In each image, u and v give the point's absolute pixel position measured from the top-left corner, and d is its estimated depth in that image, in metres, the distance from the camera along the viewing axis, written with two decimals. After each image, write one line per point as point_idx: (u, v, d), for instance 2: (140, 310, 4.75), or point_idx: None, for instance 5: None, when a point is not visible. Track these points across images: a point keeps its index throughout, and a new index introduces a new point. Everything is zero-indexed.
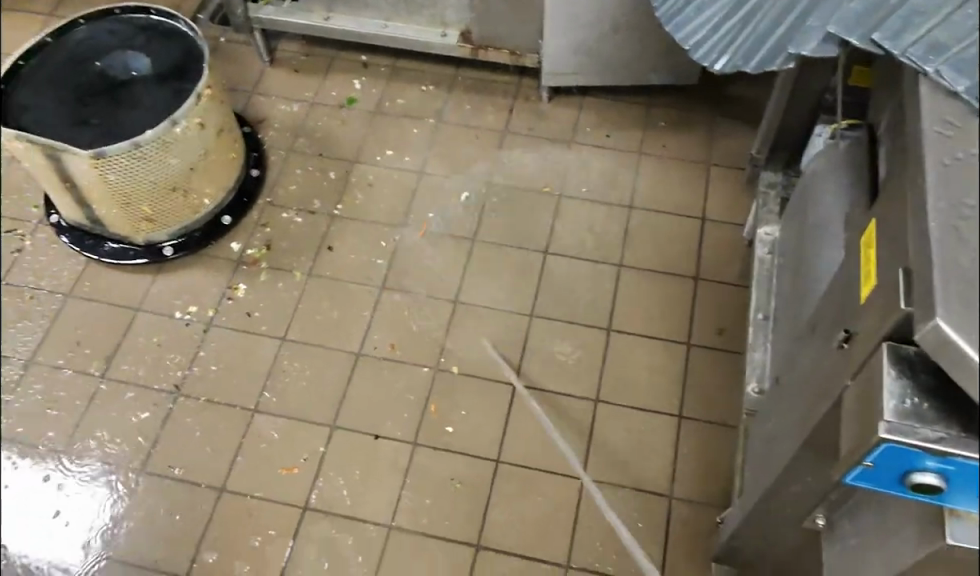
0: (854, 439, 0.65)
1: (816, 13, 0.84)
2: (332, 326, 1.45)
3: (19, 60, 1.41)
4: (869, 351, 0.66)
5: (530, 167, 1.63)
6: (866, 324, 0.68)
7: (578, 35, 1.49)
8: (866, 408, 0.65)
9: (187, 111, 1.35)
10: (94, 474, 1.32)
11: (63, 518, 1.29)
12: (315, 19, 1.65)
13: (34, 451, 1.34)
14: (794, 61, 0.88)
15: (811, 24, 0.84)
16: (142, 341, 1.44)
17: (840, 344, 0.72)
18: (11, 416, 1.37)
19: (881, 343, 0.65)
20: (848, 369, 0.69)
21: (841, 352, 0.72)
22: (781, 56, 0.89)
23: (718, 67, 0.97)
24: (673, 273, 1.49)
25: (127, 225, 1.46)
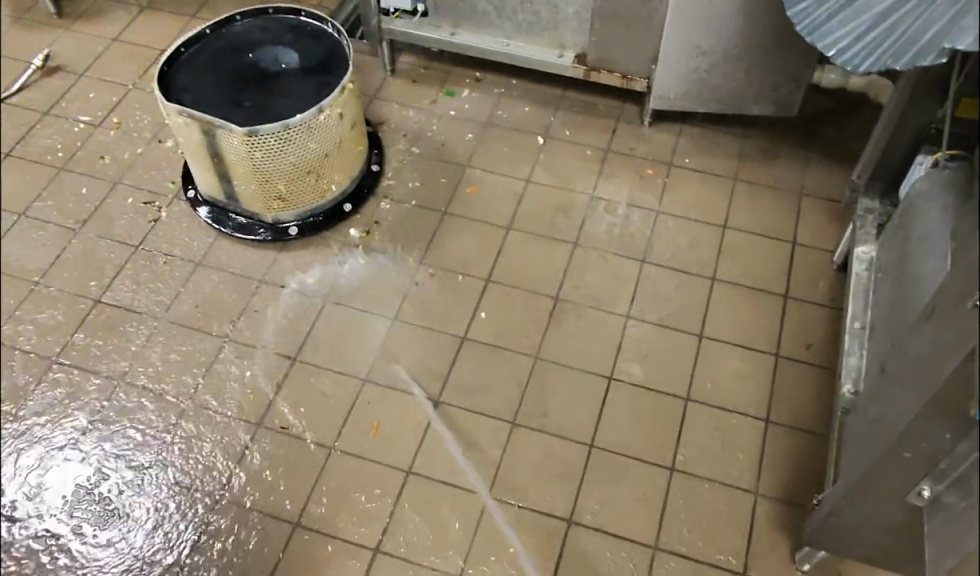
0: None
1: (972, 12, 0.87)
2: (440, 311, 1.55)
3: (181, 47, 1.57)
4: None
5: (630, 183, 1.74)
6: None
7: (689, 63, 1.61)
8: None
9: (332, 101, 1.48)
10: (214, 426, 1.43)
11: (181, 460, 1.40)
12: (442, 34, 1.79)
13: (161, 401, 1.46)
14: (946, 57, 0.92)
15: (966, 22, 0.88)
16: (264, 310, 1.56)
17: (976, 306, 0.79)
18: (142, 365, 1.50)
19: None
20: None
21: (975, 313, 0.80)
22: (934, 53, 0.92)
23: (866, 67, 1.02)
24: (763, 289, 1.57)
25: (261, 203, 1.59)
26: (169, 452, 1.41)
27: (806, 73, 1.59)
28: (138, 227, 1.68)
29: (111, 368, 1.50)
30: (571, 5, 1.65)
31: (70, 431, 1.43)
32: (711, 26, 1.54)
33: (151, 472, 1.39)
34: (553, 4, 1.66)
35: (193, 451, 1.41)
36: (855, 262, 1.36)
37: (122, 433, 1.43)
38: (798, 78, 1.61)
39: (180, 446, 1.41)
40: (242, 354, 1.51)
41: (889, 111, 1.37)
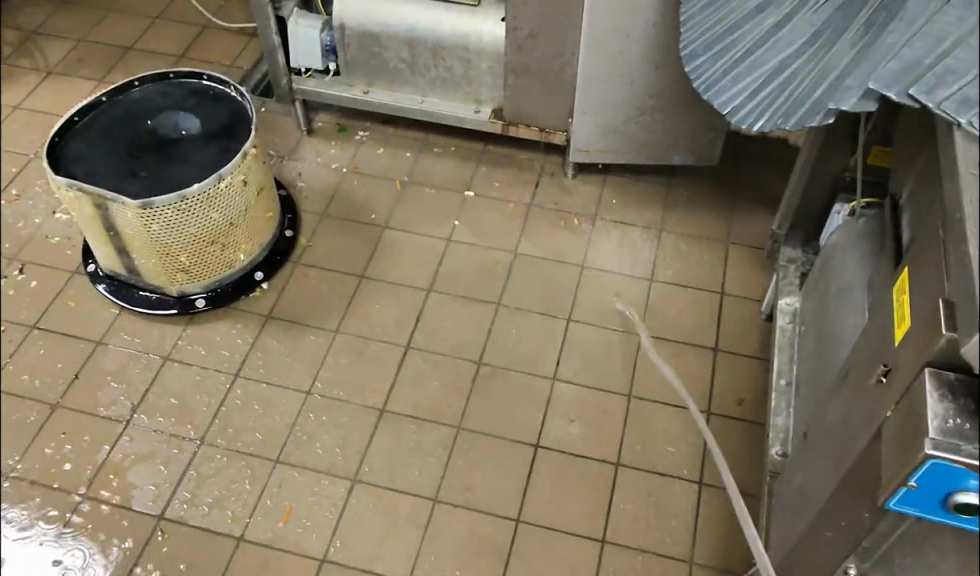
0: (897, 461, 0.67)
1: (855, 73, 0.81)
2: (358, 382, 1.47)
3: (74, 116, 1.50)
4: (912, 377, 0.69)
5: (555, 239, 1.69)
6: (904, 359, 0.71)
7: (605, 115, 1.58)
8: (909, 428, 0.67)
9: (233, 168, 1.41)
10: (106, 522, 1.31)
11: (62, 564, 1.26)
12: (355, 92, 1.74)
13: (46, 498, 1.33)
14: (833, 119, 0.83)
15: (850, 82, 0.81)
16: (168, 390, 1.45)
17: (880, 378, 0.75)
18: (27, 455, 1.37)
19: (923, 368, 0.67)
20: (887, 403, 0.72)
21: (880, 386, 0.75)
22: (820, 113, 0.84)
23: (754, 127, 0.93)
24: (693, 344, 1.53)
25: (163, 276, 1.50)
26: (48, 558, 1.27)
27: (723, 122, 1.57)
28: (34, 305, 1.57)
29: None
30: (484, 60, 1.62)
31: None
32: (625, 77, 1.51)
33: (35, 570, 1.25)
34: (466, 59, 1.63)
35: (86, 546, 1.28)
36: (779, 314, 1.31)
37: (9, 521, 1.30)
38: (714, 127, 1.59)
39: (68, 548, 1.28)
40: (143, 437, 1.39)
41: (803, 159, 1.34)
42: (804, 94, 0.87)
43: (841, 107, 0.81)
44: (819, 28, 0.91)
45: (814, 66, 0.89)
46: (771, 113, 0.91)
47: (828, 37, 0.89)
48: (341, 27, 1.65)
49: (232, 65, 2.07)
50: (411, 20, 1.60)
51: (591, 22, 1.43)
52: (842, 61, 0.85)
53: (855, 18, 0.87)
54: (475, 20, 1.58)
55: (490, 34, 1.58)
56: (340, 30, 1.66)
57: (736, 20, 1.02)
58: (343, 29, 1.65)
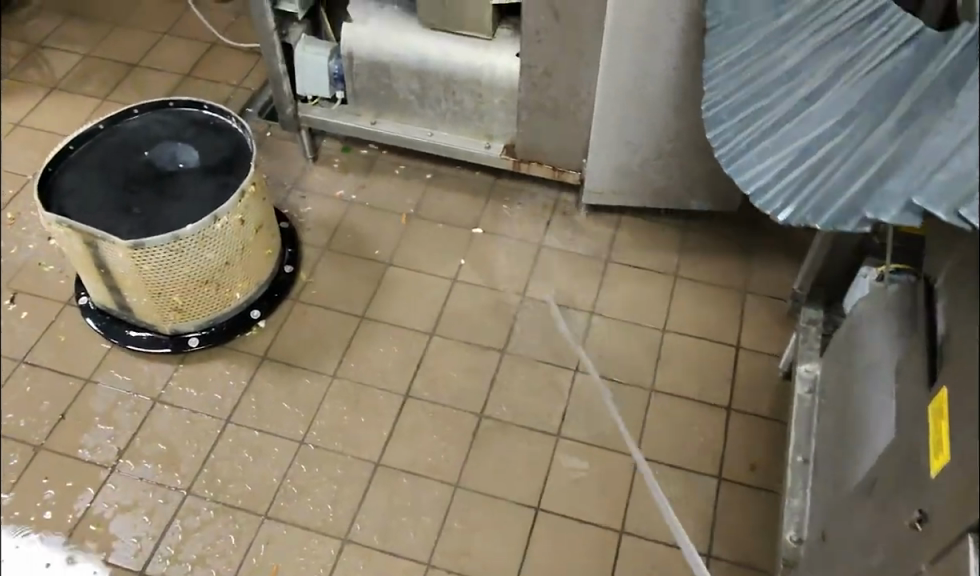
0: None
1: (898, 176, 0.74)
2: (354, 432, 1.40)
3: (69, 145, 1.45)
4: (952, 540, 0.65)
5: (564, 283, 1.62)
6: (941, 512, 0.67)
7: (621, 158, 1.51)
8: None
9: (230, 207, 1.35)
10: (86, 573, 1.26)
11: None
12: (362, 122, 1.67)
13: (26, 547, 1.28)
14: (870, 226, 0.76)
15: (892, 186, 0.74)
16: (157, 436, 1.40)
17: (915, 524, 0.71)
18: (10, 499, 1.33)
19: (966, 535, 0.64)
20: (925, 555, 0.69)
21: (915, 531, 0.71)
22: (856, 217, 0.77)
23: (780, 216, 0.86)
24: (705, 401, 1.46)
25: (155, 315, 1.44)
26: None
27: None
28: (26, 338, 1.52)
29: None
30: (497, 95, 1.55)
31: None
32: (642, 119, 1.44)
33: None
34: (477, 93, 1.56)
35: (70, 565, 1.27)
36: (798, 382, 1.23)
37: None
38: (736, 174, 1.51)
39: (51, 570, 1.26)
40: (128, 485, 1.34)
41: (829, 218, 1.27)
42: (840, 184, 0.80)
43: (880, 215, 0.74)
44: (857, 103, 0.83)
45: (850, 151, 0.81)
46: (802, 197, 0.84)
47: (866, 115, 0.82)
48: (349, 55, 1.59)
49: (238, 85, 2.00)
50: (421, 51, 1.53)
51: (607, 61, 1.36)
52: (882, 153, 0.78)
53: (896, 102, 0.79)
54: (489, 53, 1.51)
55: (503, 69, 1.51)
56: (349, 59, 1.59)
57: (764, 84, 0.95)
58: (351, 58, 1.59)
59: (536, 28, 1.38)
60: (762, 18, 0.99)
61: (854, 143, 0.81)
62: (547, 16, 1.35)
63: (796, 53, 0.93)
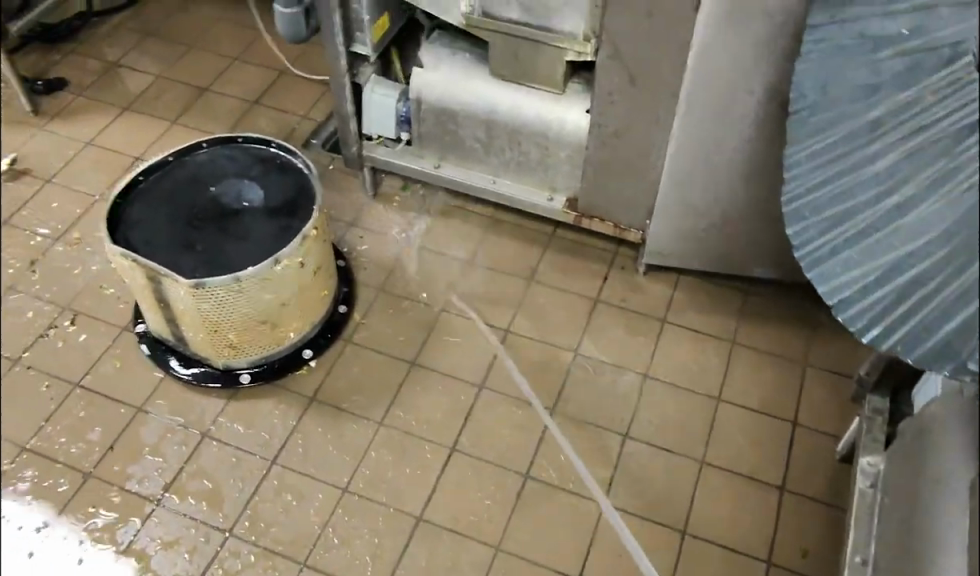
0: None
1: None
2: (397, 485, 1.40)
3: (139, 176, 1.47)
4: None
5: (618, 342, 1.59)
6: None
7: (686, 221, 1.48)
8: None
9: (291, 251, 1.35)
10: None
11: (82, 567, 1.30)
12: (426, 165, 1.67)
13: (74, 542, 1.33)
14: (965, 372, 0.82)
15: None
16: (204, 472, 1.41)
17: None
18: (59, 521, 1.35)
19: None
20: None
21: None
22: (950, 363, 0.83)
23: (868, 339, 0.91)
24: (757, 478, 1.42)
25: (211, 350, 1.45)
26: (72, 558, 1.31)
27: None
28: (82, 362, 1.55)
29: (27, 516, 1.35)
30: (563, 149, 1.53)
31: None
32: (710, 186, 1.41)
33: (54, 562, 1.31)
34: (544, 146, 1.55)
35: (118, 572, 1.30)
36: (859, 476, 1.20)
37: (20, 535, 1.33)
38: None
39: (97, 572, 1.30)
40: (172, 521, 1.35)
41: None
42: (932, 321, 0.84)
43: None
44: (952, 227, 0.83)
45: (947, 282, 0.83)
46: (888, 324, 0.89)
47: (963, 242, 0.82)
48: (418, 99, 1.58)
49: (304, 115, 2.01)
50: (491, 101, 1.53)
51: (680, 127, 1.34)
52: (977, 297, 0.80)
53: None
54: (558, 107, 1.49)
55: (571, 125, 1.49)
56: (417, 103, 1.59)
57: (850, 184, 0.94)
58: (420, 103, 1.58)
59: (608, 89, 1.36)
60: (852, 106, 0.96)
61: (949, 275, 0.83)
62: (621, 79, 1.34)
63: (886, 154, 0.91)
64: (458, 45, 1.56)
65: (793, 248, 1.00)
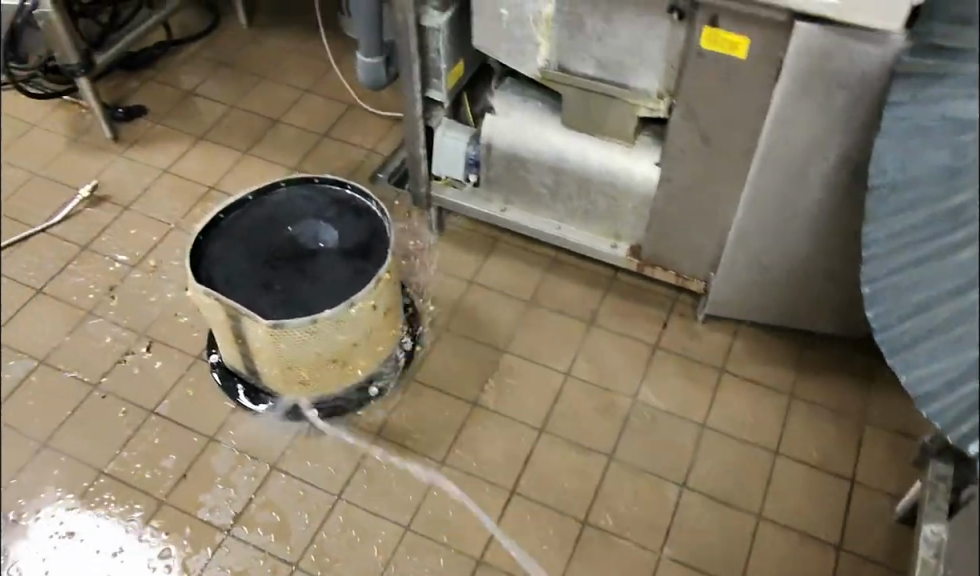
0: None
1: None
2: (458, 526, 1.43)
3: (220, 213, 1.53)
4: None
5: (677, 389, 1.61)
6: None
7: (751, 276, 1.50)
8: None
9: (365, 295, 1.40)
10: None
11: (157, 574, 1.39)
12: (492, 208, 1.70)
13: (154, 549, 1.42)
14: None
15: None
16: (272, 505, 1.46)
17: None
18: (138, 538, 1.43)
19: None
20: None
21: None
22: None
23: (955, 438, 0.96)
24: (813, 535, 1.42)
25: (283, 385, 1.50)
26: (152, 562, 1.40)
27: None
28: (157, 390, 1.61)
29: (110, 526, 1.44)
30: (630, 199, 1.56)
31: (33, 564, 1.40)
32: (776, 244, 1.42)
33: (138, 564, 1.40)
34: (611, 196, 1.57)
35: None
36: (922, 545, 1.21)
37: (101, 559, 1.41)
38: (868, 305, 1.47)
39: None
40: (242, 552, 1.41)
41: None
42: None
43: None
44: None
45: None
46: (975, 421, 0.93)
47: None
48: (488, 145, 1.62)
49: (371, 149, 2.06)
50: (561, 150, 1.56)
51: (752, 186, 1.35)
52: None
53: None
54: (628, 159, 1.51)
55: (640, 177, 1.52)
56: (487, 149, 1.62)
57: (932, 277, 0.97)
58: (490, 148, 1.62)
59: (680, 146, 1.39)
60: (934, 190, 0.98)
61: None
62: (693, 138, 1.36)
63: (968, 250, 0.93)
64: (530, 94, 1.60)
65: (877, 334, 1.05)
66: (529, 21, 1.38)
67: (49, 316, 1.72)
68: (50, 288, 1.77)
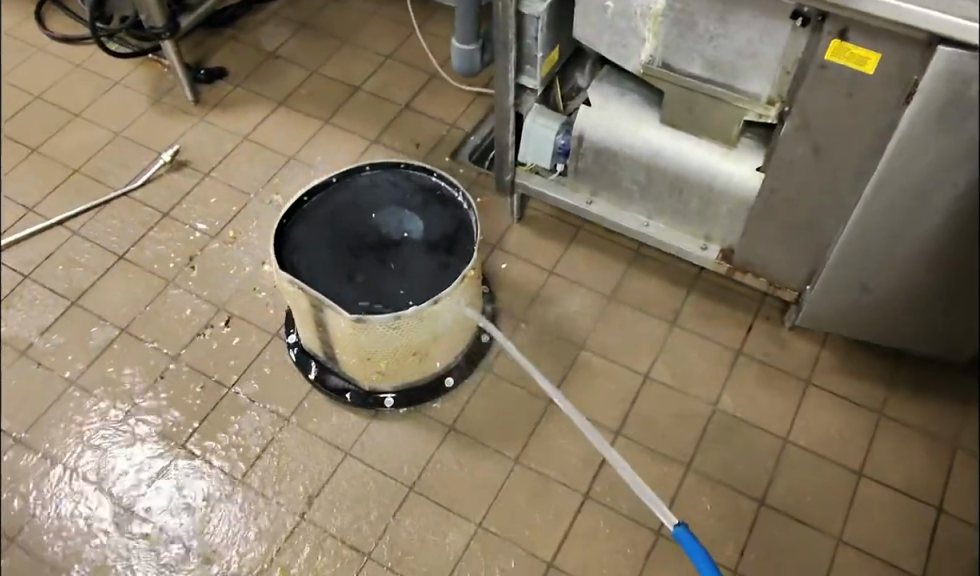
0: None
1: None
2: (529, 526, 1.43)
3: (304, 196, 1.51)
4: None
5: (759, 399, 1.56)
6: None
7: (850, 292, 1.43)
8: None
9: (449, 292, 1.38)
10: None
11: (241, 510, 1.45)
12: (579, 199, 1.65)
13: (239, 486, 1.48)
14: None
15: None
16: (346, 492, 1.47)
17: None
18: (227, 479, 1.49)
19: None
20: None
21: None
22: None
23: None
24: (894, 564, 1.38)
25: (360, 373, 1.50)
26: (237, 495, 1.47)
27: None
28: (235, 366, 1.63)
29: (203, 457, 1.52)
30: (725, 202, 1.49)
31: (118, 529, 1.44)
32: (882, 263, 1.35)
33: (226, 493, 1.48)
34: (705, 197, 1.51)
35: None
36: None
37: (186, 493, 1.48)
38: None
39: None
40: (315, 538, 1.43)
41: None
42: None
43: None
44: None
45: None
46: None
47: None
48: (580, 136, 1.56)
49: (452, 124, 2.01)
50: (656, 147, 1.49)
51: (864, 203, 1.28)
52: None
53: None
54: (727, 160, 1.44)
55: (739, 180, 1.45)
56: (578, 140, 1.57)
57: None
58: (582, 139, 1.56)
59: (788, 155, 1.32)
60: None
61: None
62: (805, 149, 1.29)
63: None
64: (627, 86, 1.53)
65: None
66: (637, 15, 1.31)
67: (130, 283, 1.74)
68: (131, 254, 1.79)
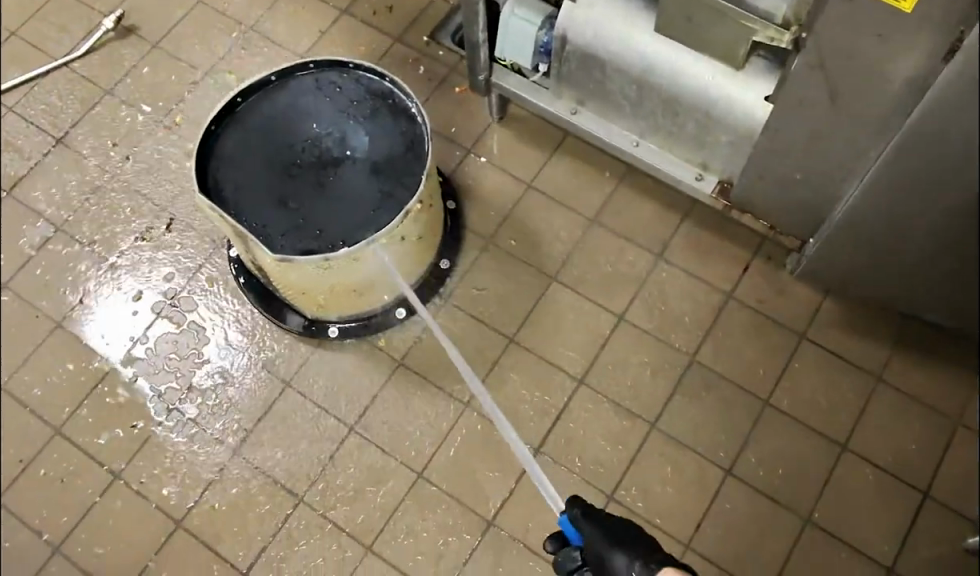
0: None
1: None
2: (473, 480, 1.33)
3: (238, 97, 1.30)
4: None
5: (744, 352, 1.40)
6: None
7: (858, 252, 1.22)
8: None
9: (387, 233, 1.21)
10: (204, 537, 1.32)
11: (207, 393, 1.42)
12: (561, 109, 1.42)
13: (205, 368, 1.43)
14: None
15: None
16: (282, 428, 1.38)
17: None
18: (192, 362, 1.43)
19: None
20: None
21: None
22: None
23: None
24: (863, 551, 1.27)
25: (300, 304, 1.36)
26: (209, 371, 1.43)
27: None
28: (175, 278, 1.50)
29: (170, 333, 1.45)
30: (724, 132, 1.26)
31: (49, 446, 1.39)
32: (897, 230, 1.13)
33: (192, 373, 1.43)
34: (702, 124, 1.27)
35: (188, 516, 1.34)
36: None
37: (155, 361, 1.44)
38: None
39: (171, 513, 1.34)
40: (247, 476, 1.35)
41: None
42: None
43: None
44: None
45: None
46: None
47: None
48: (562, 39, 1.30)
49: None
50: (649, 61, 1.24)
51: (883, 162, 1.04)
52: None
53: None
54: (730, 85, 1.20)
55: (742, 109, 1.20)
56: (561, 43, 1.31)
57: None
58: (564, 43, 1.30)
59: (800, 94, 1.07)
60: None
61: None
62: (820, 90, 1.04)
63: None
64: None
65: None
66: None
67: (68, 175, 1.59)
68: (70, 139, 1.62)
